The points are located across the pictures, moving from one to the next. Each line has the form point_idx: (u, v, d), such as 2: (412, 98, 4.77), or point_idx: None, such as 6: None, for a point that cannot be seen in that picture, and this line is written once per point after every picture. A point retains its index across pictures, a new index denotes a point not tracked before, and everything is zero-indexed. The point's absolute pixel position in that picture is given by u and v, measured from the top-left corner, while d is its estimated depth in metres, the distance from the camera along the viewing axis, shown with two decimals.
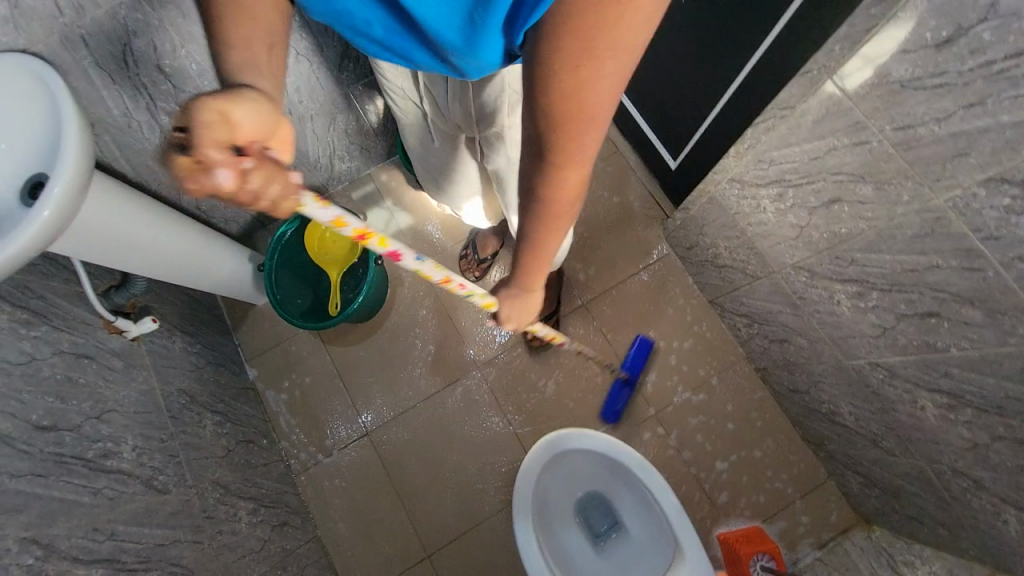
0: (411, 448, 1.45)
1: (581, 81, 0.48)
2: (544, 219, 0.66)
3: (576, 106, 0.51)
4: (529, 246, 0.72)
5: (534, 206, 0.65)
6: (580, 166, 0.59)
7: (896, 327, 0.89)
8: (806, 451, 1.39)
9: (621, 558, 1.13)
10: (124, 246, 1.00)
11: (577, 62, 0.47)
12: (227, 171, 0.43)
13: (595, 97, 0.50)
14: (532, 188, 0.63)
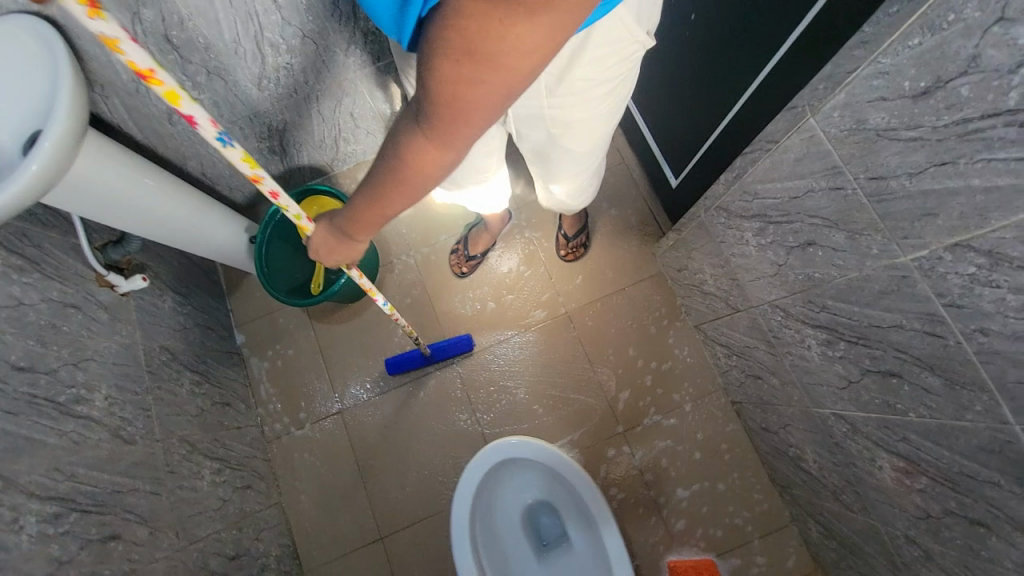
0: (379, 432, 1.49)
1: (465, 80, 0.49)
2: (391, 185, 0.67)
3: (452, 98, 0.51)
4: (369, 203, 0.73)
5: (384, 171, 0.66)
6: (450, 151, 0.60)
7: (860, 381, 0.85)
8: (772, 492, 1.36)
9: (560, 568, 1.13)
10: (119, 206, 1.05)
11: (462, 62, 0.48)
12: None
13: (474, 95, 0.51)
14: (397, 157, 0.63)
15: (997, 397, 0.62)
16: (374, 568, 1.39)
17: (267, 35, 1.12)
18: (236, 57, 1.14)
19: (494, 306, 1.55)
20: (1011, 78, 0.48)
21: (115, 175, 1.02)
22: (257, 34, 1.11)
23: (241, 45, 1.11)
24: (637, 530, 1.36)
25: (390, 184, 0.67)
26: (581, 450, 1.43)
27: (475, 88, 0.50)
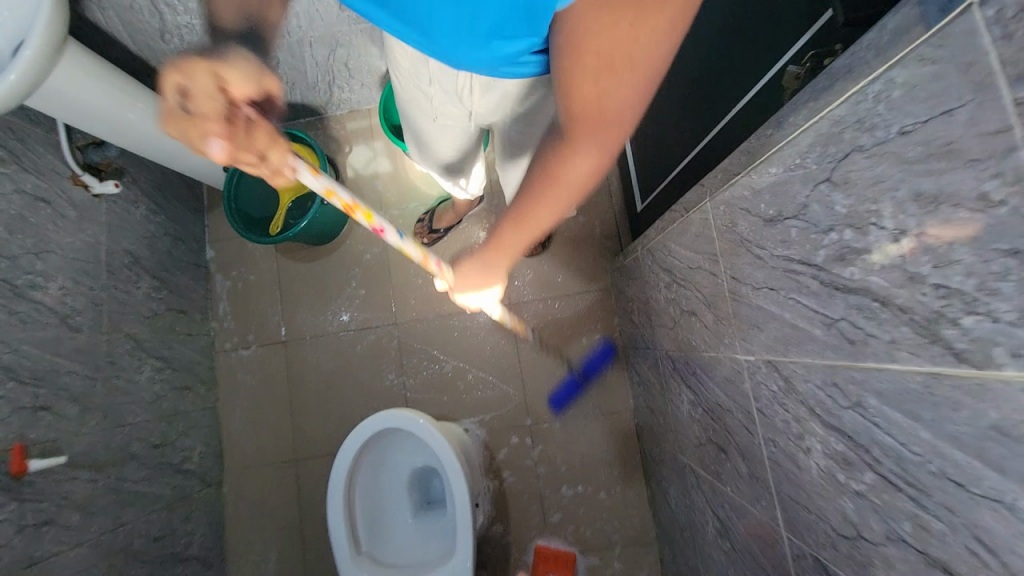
0: (314, 369, 1.62)
1: (610, 86, 0.49)
2: (541, 196, 0.65)
3: (594, 102, 0.51)
4: (518, 216, 0.70)
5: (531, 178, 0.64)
6: (593, 157, 0.59)
7: (706, 446, 0.92)
8: (646, 512, 1.47)
9: (428, 528, 1.27)
10: (103, 120, 1.13)
11: (597, 71, 0.48)
12: (219, 141, 0.64)
13: (616, 102, 0.51)
14: (543, 166, 0.62)
15: (775, 499, 0.69)
16: (285, 482, 1.56)
17: None
18: None
19: None
20: (822, 236, 0.50)
21: (97, 91, 1.08)
22: None
23: None
24: (518, 513, 1.49)
25: (542, 197, 0.65)
26: (487, 431, 1.55)
27: (616, 95, 0.50)
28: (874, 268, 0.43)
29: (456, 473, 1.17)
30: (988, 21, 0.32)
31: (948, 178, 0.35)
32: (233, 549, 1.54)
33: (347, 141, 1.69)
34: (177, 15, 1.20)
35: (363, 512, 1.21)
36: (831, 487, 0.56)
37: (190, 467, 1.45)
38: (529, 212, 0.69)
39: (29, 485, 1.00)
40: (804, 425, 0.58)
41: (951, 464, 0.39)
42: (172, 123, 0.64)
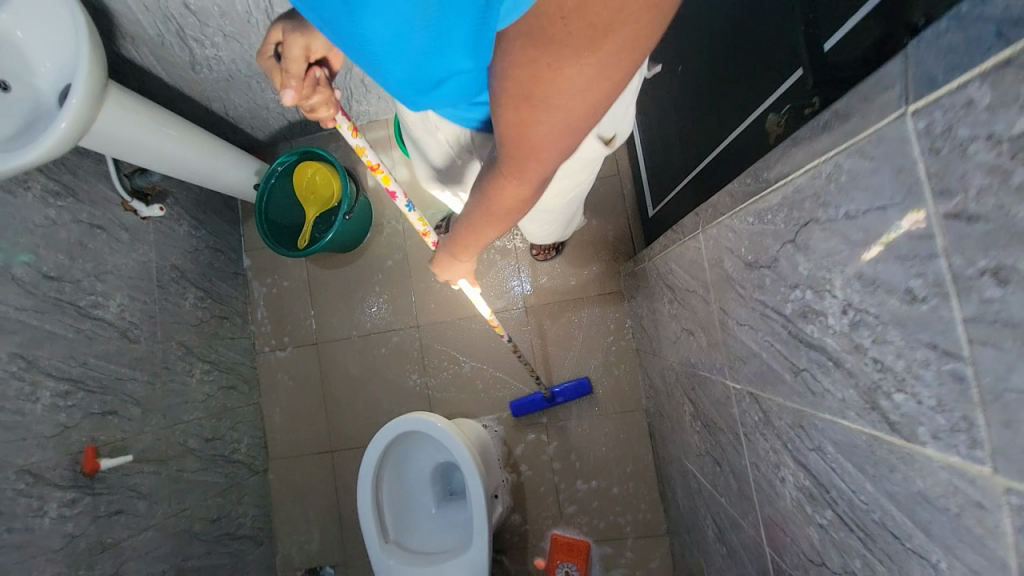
0: (344, 368, 1.74)
1: (531, 128, 0.48)
2: (482, 207, 0.68)
3: (517, 140, 0.50)
4: (471, 224, 0.74)
5: (477, 192, 0.67)
6: (528, 183, 0.59)
7: (706, 456, 0.96)
8: (657, 507, 1.54)
9: (450, 518, 1.37)
10: (141, 151, 1.23)
11: (518, 108, 0.46)
12: (289, 91, 0.68)
13: (539, 139, 0.49)
14: (482, 182, 0.63)
15: (760, 517, 0.73)
16: (322, 472, 1.71)
17: (278, 9, 1.19)
18: (250, 23, 1.22)
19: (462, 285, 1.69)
20: (791, 291, 0.53)
21: (136, 127, 1.17)
22: (267, 7, 1.18)
23: (253, 15, 1.20)
24: (535, 504, 1.59)
25: (484, 208, 0.67)
26: (506, 428, 1.63)
27: (541, 130, 0.48)
28: (829, 331, 0.46)
29: (471, 475, 1.26)
30: (910, 134, 0.34)
31: (884, 268, 0.38)
32: (279, 530, 1.71)
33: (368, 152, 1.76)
34: (205, 48, 1.28)
35: (390, 505, 1.32)
36: (800, 516, 0.60)
37: (239, 458, 1.62)
38: (476, 216, 0.72)
39: (101, 479, 1.16)
40: (781, 459, 0.62)
41: (890, 518, 0.43)
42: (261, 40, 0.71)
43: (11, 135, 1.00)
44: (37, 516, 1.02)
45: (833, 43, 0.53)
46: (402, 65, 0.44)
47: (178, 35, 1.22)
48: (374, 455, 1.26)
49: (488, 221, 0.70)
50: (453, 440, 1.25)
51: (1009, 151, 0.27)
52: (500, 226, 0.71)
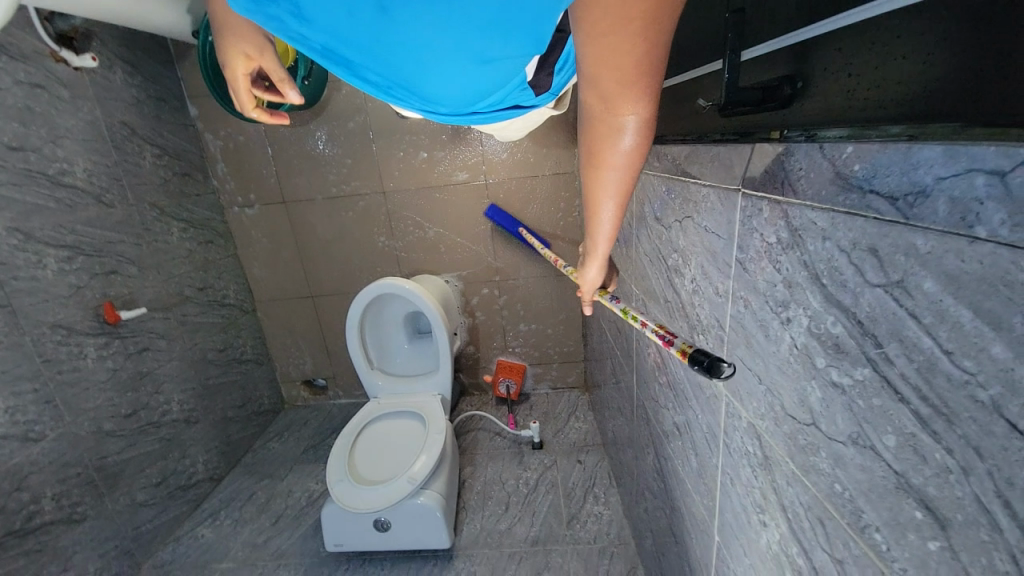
0: (314, 226, 1.87)
1: (632, 57, 0.45)
2: (601, 158, 0.60)
3: (627, 77, 0.47)
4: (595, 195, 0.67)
5: (585, 139, 0.60)
6: (642, 105, 0.52)
7: (614, 322, 1.32)
8: (579, 342, 2.02)
9: (421, 350, 1.74)
10: (76, 1, 1.10)
11: (624, 52, 0.44)
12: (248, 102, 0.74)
13: (643, 70, 0.47)
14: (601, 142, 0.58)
15: (636, 368, 1.12)
16: (305, 312, 2.01)
17: None
18: None
19: (425, 155, 1.76)
20: (673, 252, 0.77)
21: None
22: None
23: None
24: (486, 340, 2.02)
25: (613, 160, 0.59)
26: (464, 283, 1.94)
27: (647, 59, 0.46)
28: (684, 287, 0.73)
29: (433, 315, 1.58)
30: (738, 204, 0.55)
31: (712, 269, 0.63)
32: (275, 354, 2.08)
33: None
34: None
35: (371, 357, 1.66)
36: (653, 374, 0.96)
37: (229, 302, 1.85)
38: (595, 174, 0.63)
39: (123, 326, 1.38)
40: (651, 343, 0.95)
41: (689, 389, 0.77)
42: (223, 64, 0.66)
43: None
44: (80, 357, 1.25)
45: (752, 56, 0.58)
46: (442, 49, 0.46)
47: None
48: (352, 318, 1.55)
49: (612, 176, 0.62)
50: (411, 291, 1.54)
51: (766, 247, 0.50)
52: (626, 179, 0.62)
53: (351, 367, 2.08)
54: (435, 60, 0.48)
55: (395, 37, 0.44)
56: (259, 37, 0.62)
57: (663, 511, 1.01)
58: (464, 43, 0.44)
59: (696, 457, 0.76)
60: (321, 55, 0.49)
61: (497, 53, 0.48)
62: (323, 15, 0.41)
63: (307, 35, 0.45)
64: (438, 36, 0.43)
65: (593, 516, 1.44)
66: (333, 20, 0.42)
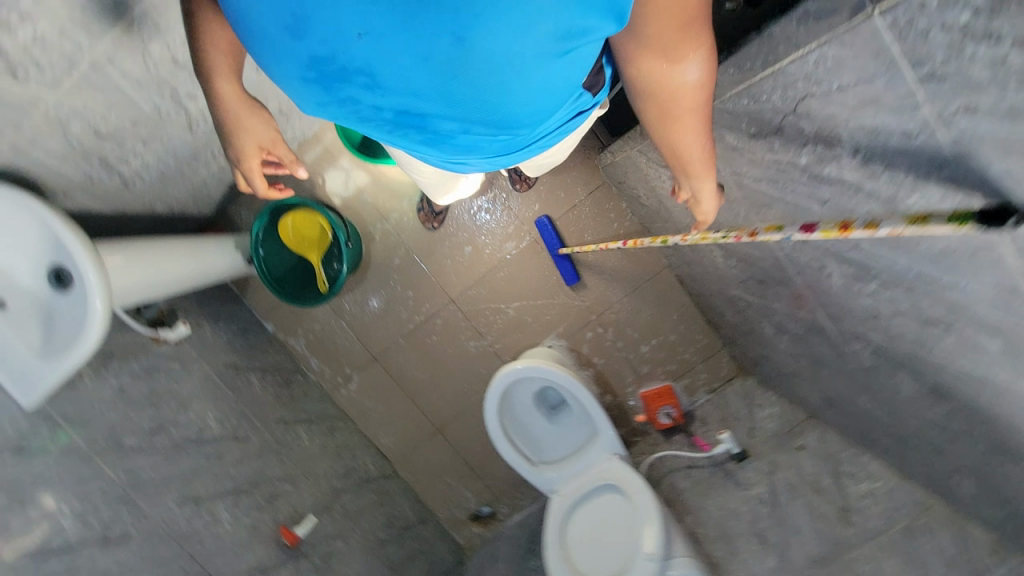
0: (410, 365, 1.89)
1: (678, 9, 0.51)
2: (671, 114, 0.66)
3: (676, 25, 0.53)
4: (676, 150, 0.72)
5: (650, 110, 0.67)
6: (698, 46, 0.57)
7: (747, 280, 1.20)
8: (709, 331, 1.81)
9: (567, 423, 1.57)
10: (148, 285, 1.23)
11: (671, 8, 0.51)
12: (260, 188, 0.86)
13: (688, 17, 0.53)
14: (664, 98, 0.63)
15: (813, 305, 0.97)
16: (441, 450, 1.94)
17: (183, 90, 1.11)
18: (162, 118, 1.15)
19: (470, 247, 1.79)
20: (802, 149, 0.68)
21: (133, 270, 1.18)
22: (173, 93, 1.10)
23: (162, 109, 1.12)
24: (618, 381, 1.86)
25: (683, 109, 0.65)
26: (566, 339, 1.85)
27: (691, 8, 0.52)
28: (845, 169, 0.63)
29: (560, 376, 1.48)
30: None
31: None
32: (434, 505, 1.99)
33: (318, 173, 1.72)
34: (132, 162, 1.21)
35: (528, 455, 1.55)
36: (846, 292, 0.82)
37: (375, 477, 1.83)
38: (668, 130, 0.69)
39: (305, 544, 1.36)
40: (824, 262, 0.82)
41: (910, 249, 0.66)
42: (238, 158, 0.81)
43: (42, 338, 0.99)
44: None
45: None
46: (521, 63, 0.44)
47: (103, 166, 1.14)
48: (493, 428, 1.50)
49: (690, 120, 0.66)
50: (524, 369, 1.47)
51: None
52: (703, 117, 0.66)
53: (508, 481, 1.94)
54: (514, 85, 0.47)
55: (470, 68, 0.43)
56: (267, 129, 0.79)
57: (969, 435, 0.80)
58: (533, 44, 0.43)
59: (994, 336, 0.60)
60: (397, 123, 0.51)
61: (578, 42, 0.45)
62: (395, 74, 0.43)
63: (382, 105, 0.48)
64: (495, 58, 0.42)
65: (868, 497, 1.21)
66: (407, 76, 0.44)
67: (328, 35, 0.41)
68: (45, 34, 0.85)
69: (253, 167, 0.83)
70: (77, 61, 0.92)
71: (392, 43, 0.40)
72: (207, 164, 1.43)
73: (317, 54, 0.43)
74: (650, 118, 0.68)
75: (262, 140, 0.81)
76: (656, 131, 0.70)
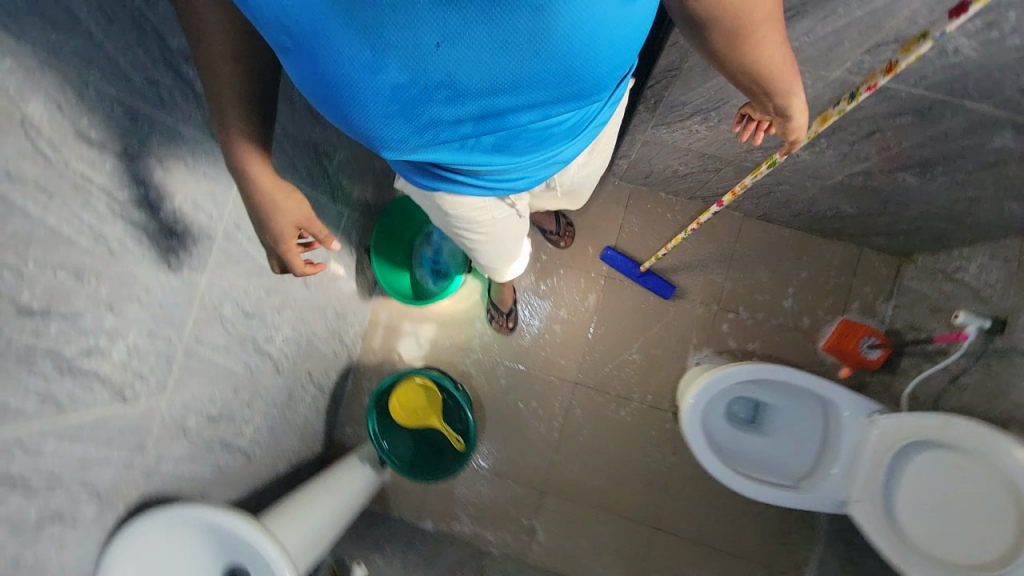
0: (580, 475, 1.66)
1: None
2: (747, 31, 0.64)
3: None
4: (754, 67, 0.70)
5: (722, 37, 0.65)
6: None
7: (851, 146, 1.07)
8: (833, 244, 1.60)
9: (776, 422, 1.36)
10: (308, 544, 1.12)
11: None
12: (298, 267, 0.83)
13: None
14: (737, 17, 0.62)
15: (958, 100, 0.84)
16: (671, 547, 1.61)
17: (259, 335, 1.14)
18: (252, 373, 1.16)
19: (559, 323, 1.69)
20: None
21: (290, 537, 1.09)
22: (253, 344, 1.12)
23: (250, 363, 1.13)
24: (789, 351, 1.60)
25: (755, 24, 0.63)
26: (706, 346, 1.64)
27: None
28: None
29: (754, 370, 1.24)
30: None
31: None
32: None
33: (391, 351, 1.71)
34: (245, 430, 1.19)
35: (774, 479, 1.27)
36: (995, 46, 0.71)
37: None
38: (747, 50, 0.67)
39: None
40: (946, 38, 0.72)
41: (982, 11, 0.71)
42: (274, 237, 0.79)
43: None
44: None
45: None
46: (587, 36, 0.52)
47: (225, 449, 1.12)
48: (721, 467, 1.21)
49: (768, 29, 0.64)
50: (714, 384, 1.23)
51: None
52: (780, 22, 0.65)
53: (756, 531, 1.61)
54: (584, 53, 0.53)
55: (540, 49, 0.51)
56: (299, 203, 0.78)
57: None
58: (596, 11, 0.49)
59: None
60: (477, 127, 0.62)
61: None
62: (471, 75, 0.54)
63: (462, 115, 0.59)
64: (551, 33, 0.50)
65: None
66: (480, 75, 0.54)
67: (408, 62, 0.52)
68: (136, 344, 0.81)
69: (293, 253, 0.82)
70: (173, 356, 0.90)
71: (468, 48, 0.50)
72: (300, 399, 1.42)
73: (401, 84, 0.54)
74: (722, 44, 0.67)
75: (296, 218, 0.79)
76: (728, 54, 0.68)
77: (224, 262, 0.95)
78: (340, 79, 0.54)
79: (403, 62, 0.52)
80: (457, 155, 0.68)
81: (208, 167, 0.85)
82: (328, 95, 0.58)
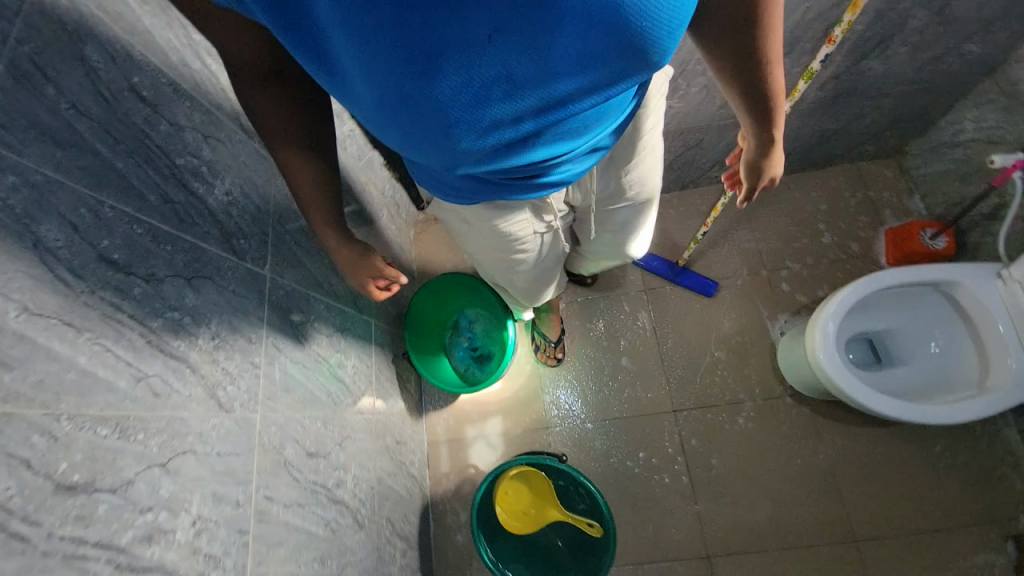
0: (734, 514, 1.37)
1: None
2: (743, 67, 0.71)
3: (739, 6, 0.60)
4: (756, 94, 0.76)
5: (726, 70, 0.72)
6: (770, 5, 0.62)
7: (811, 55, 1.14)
8: (830, 170, 1.62)
9: (908, 347, 1.20)
10: None
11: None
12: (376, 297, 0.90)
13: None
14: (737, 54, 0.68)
15: None
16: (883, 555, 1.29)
17: (330, 481, 0.94)
18: (335, 533, 0.93)
19: (625, 356, 1.54)
20: None
21: None
22: (326, 494, 0.92)
23: (329, 520, 0.92)
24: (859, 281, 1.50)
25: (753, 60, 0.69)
26: (778, 311, 1.52)
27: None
28: None
29: (867, 286, 1.10)
30: None
31: None
32: None
33: (466, 466, 1.47)
34: None
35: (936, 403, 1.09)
36: None
37: None
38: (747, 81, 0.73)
39: None
40: None
41: None
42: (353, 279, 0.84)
43: None
44: None
45: None
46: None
47: None
48: (871, 397, 1.04)
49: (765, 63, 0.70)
50: (830, 312, 1.09)
51: None
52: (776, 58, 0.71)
53: (958, 489, 1.33)
54: (648, 17, 0.47)
55: (600, 18, 0.46)
56: (363, 249, 0.82)
57: None
58: None
59: None
60: (537, 121, 0.57)
61: None
62: (529, 65, 0.49)
63: (521, 110, 0.54)
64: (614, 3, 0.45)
65: None
66: (538, 61, 0.49)
67: (462, 64, 0.48)
68: (202, 515, 0.63)
69: (366, 279, 0.84)
70: (246, 525, 0.71)
71: (524, 31, 0.46)
72: (391, 560, 1.15)
73: (456, 89, 0.50)
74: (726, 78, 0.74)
75: (370, 246, 0.83)
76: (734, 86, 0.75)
77: (274, 394, 0.82)
78: (393, 93, 0.51)
79: (456, 65, 0.48)
80: (517, 157, 0.63)
81: (237, 287, 0.77)
82: (381, 111, 0.55)
